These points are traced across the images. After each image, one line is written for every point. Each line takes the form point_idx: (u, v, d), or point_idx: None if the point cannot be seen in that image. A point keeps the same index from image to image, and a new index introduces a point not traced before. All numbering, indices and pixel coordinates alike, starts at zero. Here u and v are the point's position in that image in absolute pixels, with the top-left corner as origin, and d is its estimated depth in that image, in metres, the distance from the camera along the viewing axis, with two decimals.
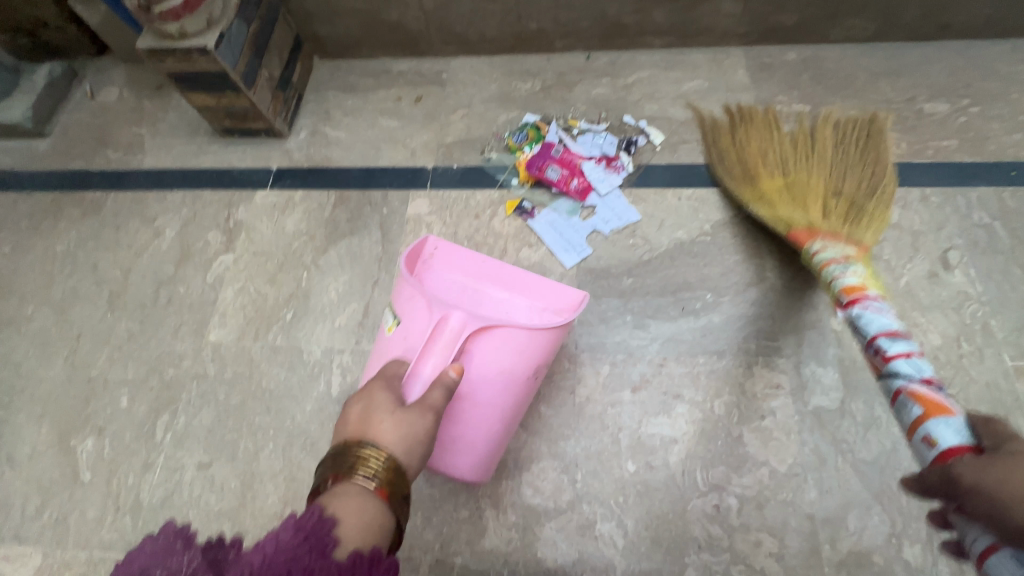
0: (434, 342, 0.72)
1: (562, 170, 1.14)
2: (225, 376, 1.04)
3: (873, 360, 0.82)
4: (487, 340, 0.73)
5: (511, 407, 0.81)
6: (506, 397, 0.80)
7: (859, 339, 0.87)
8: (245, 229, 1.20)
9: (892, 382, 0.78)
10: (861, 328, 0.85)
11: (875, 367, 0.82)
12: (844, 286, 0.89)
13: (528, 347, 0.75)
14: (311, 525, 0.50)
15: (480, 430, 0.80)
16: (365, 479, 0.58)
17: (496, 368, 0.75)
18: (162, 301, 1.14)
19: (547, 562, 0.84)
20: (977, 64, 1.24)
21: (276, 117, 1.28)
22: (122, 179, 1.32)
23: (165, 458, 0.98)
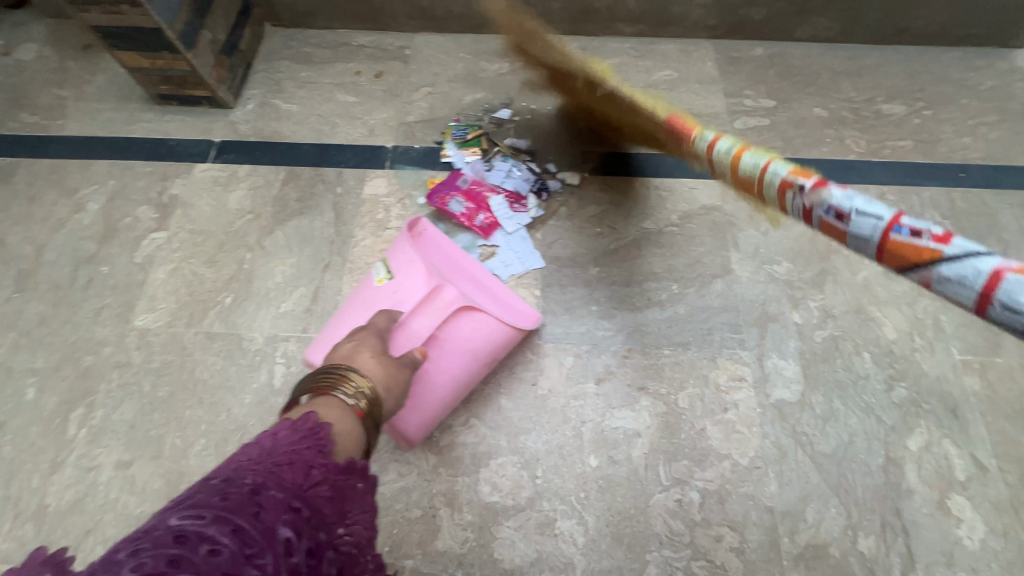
0: (427, 305, 0.84)
1: (466, 200, 1.07)
2: (152, 365, 0.94)
3: (914, 247, 0.48)
4: (470, 317, 0.83)
5: (466, 387, 0.84)
6: (466, 378, 0.84)
7: (860, 244, 0.53)
8: (180, 205, 1.10)
9: (967, 267, 0.44)
10: (857, 214, 0.53)
11: (916, 262, 0.47)
12: (778, 185, 0.63)
13: (498, 337, 0.83)
14: (307, 430, 0.51)
15: (431, 392, 0.82)
16: (344, 397, 0.60)
17: (468, 344, 0.82)
18: (81, 282, 1.02)
19: (503, 563, 0.80)
20: (931, 69, 1.27)
21: (220, 85, 1.18)
22: (39, 146, 1.18)
23: (78, 456, 0.87)
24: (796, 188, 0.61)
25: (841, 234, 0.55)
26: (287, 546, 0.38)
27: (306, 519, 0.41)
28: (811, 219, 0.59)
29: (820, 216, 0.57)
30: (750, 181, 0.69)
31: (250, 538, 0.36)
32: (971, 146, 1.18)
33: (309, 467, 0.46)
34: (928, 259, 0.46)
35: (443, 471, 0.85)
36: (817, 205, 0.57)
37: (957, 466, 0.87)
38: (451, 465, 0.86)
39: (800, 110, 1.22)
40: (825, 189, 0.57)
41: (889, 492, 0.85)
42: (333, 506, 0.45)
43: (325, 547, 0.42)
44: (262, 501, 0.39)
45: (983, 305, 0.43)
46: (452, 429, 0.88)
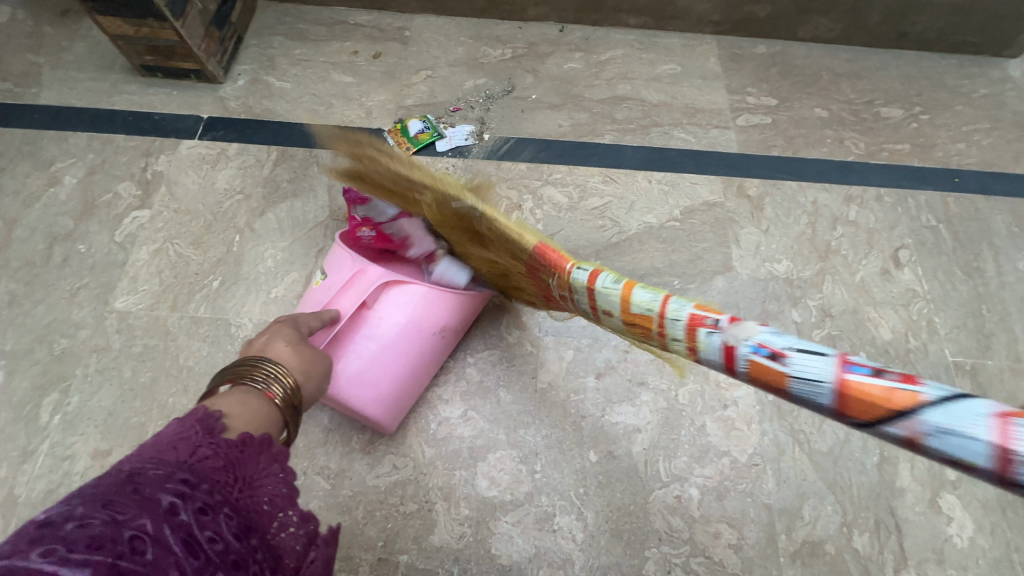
0: (351, 287, 0.78)
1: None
2: (133, 350, 0.89)
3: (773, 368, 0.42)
4: (403, 290, 0.80)
5: (420, 359, 0.83)
6: (411, 351, 0.81)
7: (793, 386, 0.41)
8: (165, 182, 1.04)
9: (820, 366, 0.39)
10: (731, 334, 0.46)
11: (881, 411, 0.36)
12: (686, 326, 0.49)
13: (435, 306, 0.81)
14: (195, 415, 0.45)
15: (382, 369, 0.80)
16: (253, 383, 0.54)
17: (404, 318, 0.80)
18: (56, 261, 0.96)
19: (501, 559, 0.78)
20: (928, 74, 1.29)
21: (210, 58, 1.12)
22: (11, 115, 1.11)
23: (52, 444, 0.82)
24: (710, 325, 0.47)
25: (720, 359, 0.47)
26: (173, 508, 0.34)
27: (196, 484, 0.37)
28: (732, 362, 0.45)
29: (747, 355, 0.43)
30: (646, 319, 0.53)
31: (124, 505, 0.33)
32: (965, 153, 1.20)
33: (198, 444, 0.41)
34: (898, 406, 0.36)
35: (440, 464, 0.83)
36: (740, 342, 0.44)
37: (948, 466, 0.88)
38: (448, 459, 0.84)
39: (801, 110, 1.22)
40: (746, 325, 0.45)
41: (883, 490, 0.86)
42: (231, 473, 0.40)
43: (229, 506, 0.38)
44: (140, 475, 0.36)
45: (1006, 468, 0.32)
46: (449, 422, 0.86)
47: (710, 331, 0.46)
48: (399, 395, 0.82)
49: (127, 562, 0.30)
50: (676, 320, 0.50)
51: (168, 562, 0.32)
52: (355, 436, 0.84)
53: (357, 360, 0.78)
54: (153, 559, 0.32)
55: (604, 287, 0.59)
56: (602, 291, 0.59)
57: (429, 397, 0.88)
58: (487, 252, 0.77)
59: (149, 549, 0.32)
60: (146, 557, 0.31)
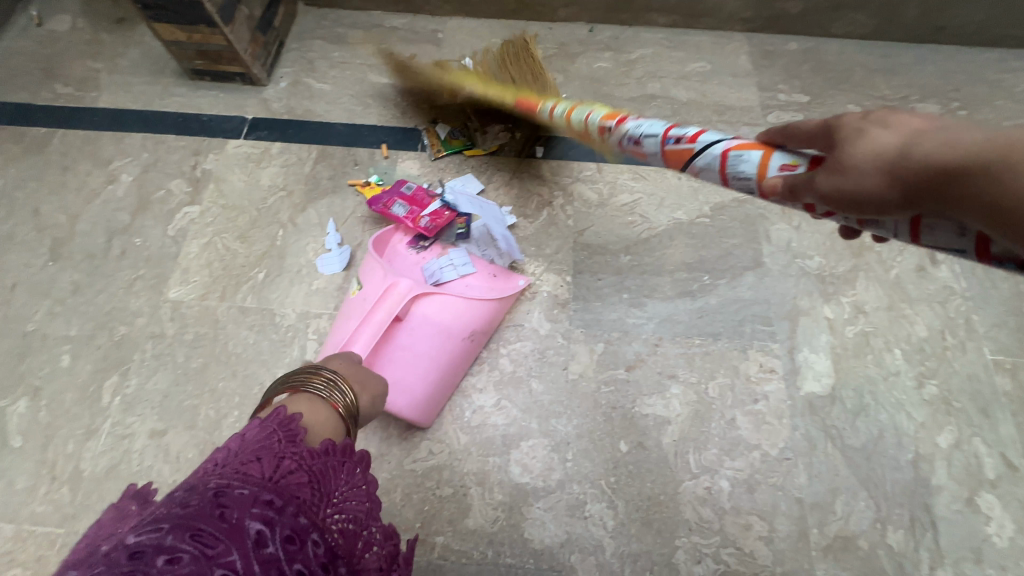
0: (380, 304, 0.82)
1: (413, 206, 0.97)
2: (186, 337, 0.94)
3: (679, 151, 0.62)
4: (428, 302, 0.85)
5: (452, 365, 0.87)
6: (442, 356, 0.86)
7: (655, 158, 0.67)
8: (213, 179, 1.10)
9: (709, 155, 0.58)
10: (646, 137, 0.67)
11: (684, 160, 0.61)
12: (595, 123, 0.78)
13: (462, 313, 0.86)
14: (274, 423, 0.47)
15: (414, 374, 0.84)
16: (318, 392, 0.54)
17: (433, 326, 0.85)
18: (115, 253, 1.02)
19: (533, 543, 0.80)
20: (967, 69, 1.26)
21: (255, 62, 1.18)
22: (73, 117, 1.18)
23: (113, 423, 0.88)
24: (608, 129, 0.75)
25: (643, 155, 0.69)
26: (261, 539, 0.36)
27: (281, 509, 0.38)
28: (642, 152, 0.69)
29: (637, 143, 0.68)
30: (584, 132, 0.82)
31: (213, 538, 0.34)
32: None
33: (280, 458, 0.43)
34: (689, 152, 0.60)
35: (474, 451, 0.86)
36: (630, 129, 0.70)
37: (987, 465, 0.87)
38: (482, 446, 0.86)
39: (834, 106, 1.22)
40: (622, 124, 0.72)
41: (918, 488, 0.85)
42: (314, 491, 0.42)
43: (315, 532, 0.40)
44: (227, 501, 0.37)
45: (723, 179, 0.57)
46: (482, 410, 0.89)
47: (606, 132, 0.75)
48: (435, 399, 0.86)
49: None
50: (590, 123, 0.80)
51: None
52: (393, 422, 0.88)
53: (391, 369, 0.84)
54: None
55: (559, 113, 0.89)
56: (558, 117, 0.89)
57: (464, 386, 0.91)
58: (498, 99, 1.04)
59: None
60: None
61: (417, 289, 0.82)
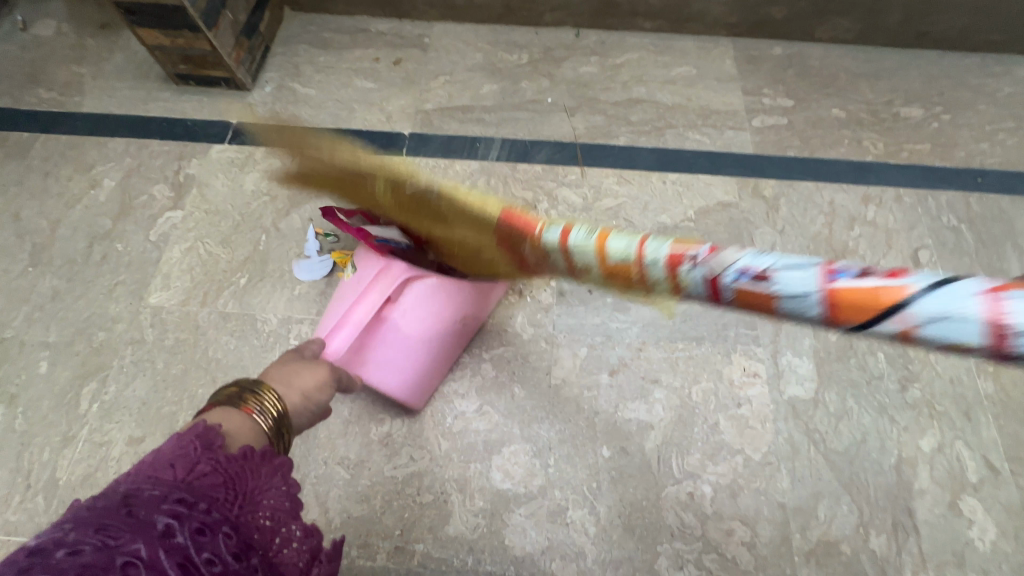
0: (373, 284, 0.76)
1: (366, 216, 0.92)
2: (165, 343, 0.93)
3: (763, 292, 0.42)
4: (427, 284, 0.78)
5: (444, 344, 0.85)
6: (436, 336, 0.83)
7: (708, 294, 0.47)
8: (196, 184, 1.09)
9: (825, 295, 0.39)
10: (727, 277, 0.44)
11: (877, 312, 0.37)
12: (665, 265, 0.48)
13: (458, 297, 0.82)
14: (189, 432, 0.44)
15: (407, 355, 0.83)
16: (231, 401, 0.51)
17: (427, 309, 0.80)
18: (96, 258, 1.02)
19: (514, 550, 0.80)
20: (950, 74, 1.27)
21: (240, 67, 1.18)
22: (55, 122, 1.17)
23: (90, 431, 0.87)
24: (690, 258, 0.46)
25: (764, 303, 0.43)
26: (168, 531, 0.35)
27: (193, 504, 0.38)
28: (720, 292, 0.45)
29: (731, 283, 0.43)
30: (626, 265, 0.51)
31: (117, 531, 0.34)
32: (989, 152, 1.18)
33: (198, 459, 0.42)
34: (890, 304, 0.37)
35: (455, 457, 0.85)
36: (723, 271, 0.44)
37: (969, 468, 0.87)
38: (463, 452, 0.86)
39: (818, 111, 1.22)
40: (724, 254, 0.44)
41: (901, 492, 0.85)
42: (231, 489, 0.41)
43: (228, 525, 0.38)
44: (135, 497, 0.37)
45: (1002, 341, 0.34)
46: (464, 415, 0.88)
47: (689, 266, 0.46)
48: (425, 377, 0.86)
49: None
50: (654, 263, 0.48)
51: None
52: (374, 428, 0.87)
53: (383, 350, 0.81)
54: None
55: (575, 243, 0.57)
56: (575, 247, 0.57)
57: (446, 392, 0.90)
58: (456, 232, 0.75)
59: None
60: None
61: (413, 273, 0.76)
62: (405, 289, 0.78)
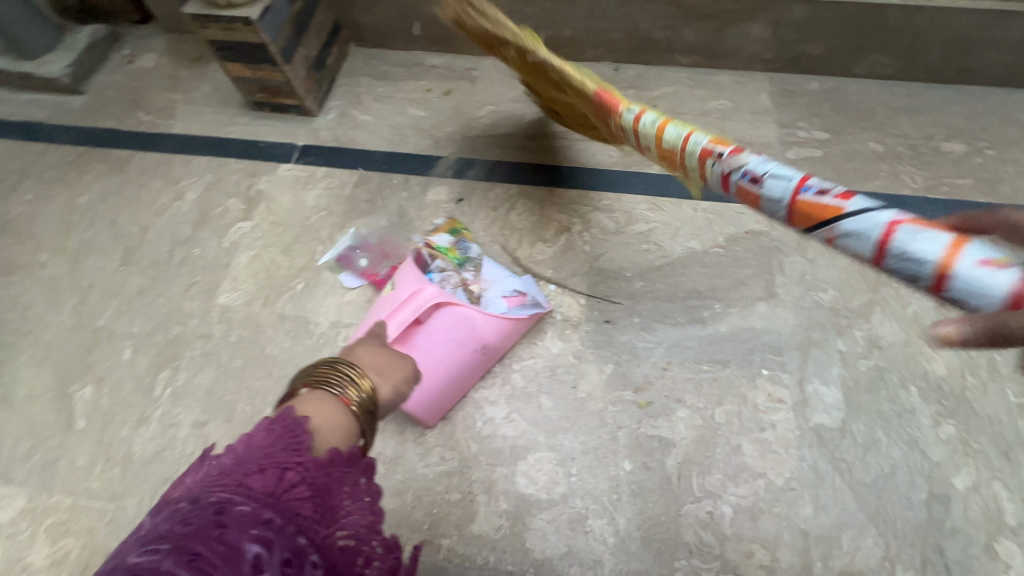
0: (403, 304, 0.86)
1: (377, 257, 1.11)
2: (231, 338, 1.04)
3: (817, 203, 0.61)
4: (453, 310, 0.87)
5: (459, 372, 0.90)
6: (453, 363, 0.89)
7: (772, 205, 0.67)
8: (265, 199, 1.22)
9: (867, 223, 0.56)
10: (770, 178, 0.66)
11: (821, 219, 0.61)
12: (718, 174, 0.74)
13: (478, 328, 0.89)
14: (279, 435, 0.49)
15: (424, 376, 0.88)
16: (330, 388, 0.59)
17: (448, 335, 0.88)
18: (176, 261, 1.15)
19: (535, 553, 0.83)
20: (996, 110, 1.26)
21: (308, 95, 1.31)
22: (150, 141, 1.34)
23: (162, 413, 0.98)
24: (716, 156, 0.74)
25: (755, 196, 0.69)
26: (257, 563, 0.40)
27: (280, 529, 0.43)
28: (727, 185, 0.73)
29: (737, 180, 0.71)
30: (672, 150, 0.81)
31: (210, 562, 0.39)
32: None
33: (284, 470, 0.47)
34: (834, 215, 0.59)
35: (483, 460, 0.90)
36: (734, 170, 0.71)
37: (1007, 511, 0.84)
38: (491, 455, 0.91)
39: (854, 144, 1.24)
40: (740, 156, 0.71)
41: (931, 529, 0.83)
42: (315, 507, 0.46)
43: (314, 552, 0.44)
44: (226, 518, 0.41)
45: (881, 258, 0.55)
46: (493, 421, 0.94)
47: (715, 162, 0.73)
48: (438, 404, 0.90)
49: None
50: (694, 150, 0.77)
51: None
52: (409, 428, 0.93)
53: None
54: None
55: (643, 125, 0.85)
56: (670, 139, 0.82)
57: (476, 398, 0.96)
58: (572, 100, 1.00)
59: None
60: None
61: (441, 296, 0.85)
62: (432, 315, 0.87)
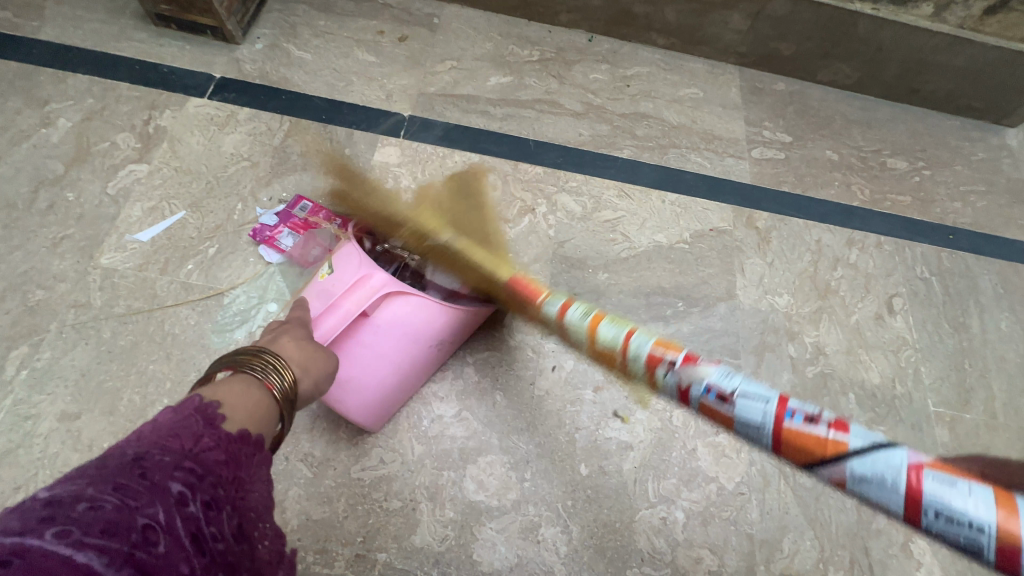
0: (347, 293, 0.70)
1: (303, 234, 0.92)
2: (115, 309, 0.84)
3: (810, 437, 0.42)
4: (408, 302, 0.74)
5: (411, 368, 0.79)
6: (403, 361, 0.78)
7: (743, 425, 0.46)
8: (168, 138, 0.99)
9: (871, 464, 0.40)
10: (742, 397, 0.46)
11: (816, 458, 0.42)
12: (646, 361, 0.54)
13: (433, 320, 0.77)
14: (189, 407, 0.43)
15: (370, 375, 0.76)
16: (252, 373, 0.52)
17: (399, 329, 0.75)
18: (40, 206, 0.90)
19: (482, 566, 0.76)
20: (934, 132, 1.33)
21: (230, 17, 1.08)
22: (7, 46, 1.04)
23: (15, 400, 0.77)
24: (667, 363, 0.53)
25: (725, 419, 0.48)
26: (184, 499, 0.36)
27: (203, 476, 0.38)
28: (686, 402, 0.51)
29: (699, 396, 0.50)
30: (610, 352, 0.59)
31: (136, 491, 0.34)
32: (961, 212, 1.24)
33: (199, 434, 0.41)
34: (826, 452, 0.42)
35: (429, 463, 0.81)
36: (693, 382, 0.50)
37: None
38: (438, 458, 0.82)
39: (813, 150, 1.25)
40: (699, 367, 0.51)
41: (860, 531, 0.88)
42: (231, 470, 0.41)
43: (230, 505, 0.40)
44: (147, 462, 0.36)
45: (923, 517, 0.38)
46: (442, 420, 0.84)
47: (666, 370, 0.52)
48: (380, 407, 0.79)
49: (141, 552, 0.32)
50: (636, 359, 0.55)
51: (179, 555, 0.34)
52: (344, 425, 0.82)
53: (343, 366, 0.74)
54: (165, 552, 0.33)
55: (570, 321, 0.65)
56: (570, 323, 0.65)
57: (424, 393, 0.86)
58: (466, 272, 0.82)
59: (162, 541, 0.33)
60: (160, 549, 0.33)
61: (394, 285, 0.72)
62: (383, 307, 0.73)
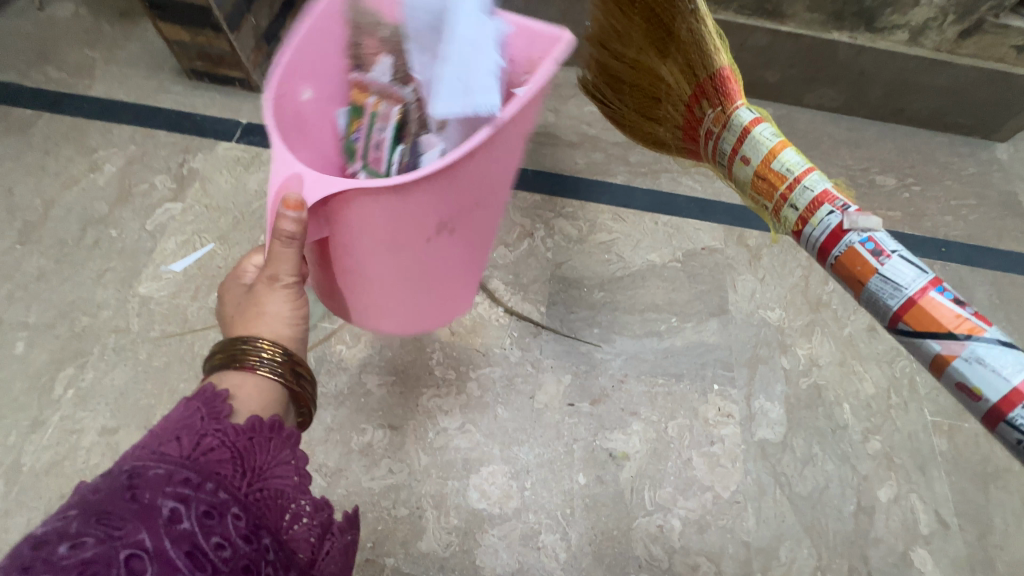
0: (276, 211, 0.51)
1: None
2: (151, 333, 0.93)
3: (937, 314, 0.53)
4: (376, 202, 0.50)
5: (428, 265, 0.62)
6: (410, 267, 0.61)
7: (878, 281, 0.56)
8: (199, 178, 1.10)
9: (993, 351, 0.51)
10: (891, 258, 0.56)
11: (937, 331, 0.53)
12: (812, 199, 0.61)
13: (414, 213, 0.53)
14: (198, 399, 0.46)
15: (381, 291, 0.64)
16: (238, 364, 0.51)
17: (376, 238, 0.55)
18: (87, 242, 1.01)
19: (484, 571, 0.81)
20: (922, 149, 1.37)
21: (255, 70, 1.20)
22: (61, 102, 1.17)
23: (63, 417, 0.86)
24: (839, 205, 0.59)
25: (863, 273, 0.58)
26: (174, 517, 0.36)
27: (198, 486, 0.39)
28: (832, 247, 0.60)
29: (853, 242, 0.58)
30: (780, 176, 0.63)
31: (119, 520, 0.35)
32: (953, 225, 1.27)
33: (201, 435, 0.42)
34: (954, 331, 0.52)
35: (434, 473, 0.86)
36: (855, 229, 0.58)
37: (922, 521, 0.91)
38: (442, 468, 0.87)
39: None
40: (868, 218, 0.58)
41: (857, 539, 0.89)
42: (237, 467, 0.42)
43: (236, 506, 0.40)
44: (139, 482, 0.38)
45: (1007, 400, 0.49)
46: (446, 432, 0.89)
47: (833, 211, 0.59)
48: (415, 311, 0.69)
49: None
50: (806, 191, 0.61)
51: None
52: (355, 437, 0.88)
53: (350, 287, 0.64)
54: None
55: (758, 133, 0.65)
56: (756, 137, 0.65)
57: (430, 408, 0.91)
58: (663, 65, 0.74)
59: (148, 568, 0.34)
60: None
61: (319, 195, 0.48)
62: (345, 210, 0.52)
